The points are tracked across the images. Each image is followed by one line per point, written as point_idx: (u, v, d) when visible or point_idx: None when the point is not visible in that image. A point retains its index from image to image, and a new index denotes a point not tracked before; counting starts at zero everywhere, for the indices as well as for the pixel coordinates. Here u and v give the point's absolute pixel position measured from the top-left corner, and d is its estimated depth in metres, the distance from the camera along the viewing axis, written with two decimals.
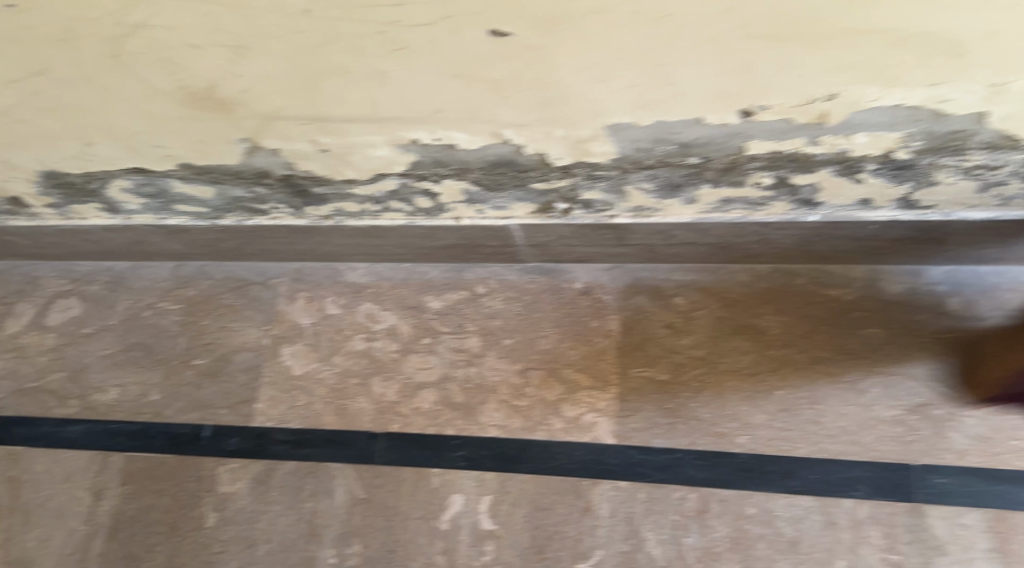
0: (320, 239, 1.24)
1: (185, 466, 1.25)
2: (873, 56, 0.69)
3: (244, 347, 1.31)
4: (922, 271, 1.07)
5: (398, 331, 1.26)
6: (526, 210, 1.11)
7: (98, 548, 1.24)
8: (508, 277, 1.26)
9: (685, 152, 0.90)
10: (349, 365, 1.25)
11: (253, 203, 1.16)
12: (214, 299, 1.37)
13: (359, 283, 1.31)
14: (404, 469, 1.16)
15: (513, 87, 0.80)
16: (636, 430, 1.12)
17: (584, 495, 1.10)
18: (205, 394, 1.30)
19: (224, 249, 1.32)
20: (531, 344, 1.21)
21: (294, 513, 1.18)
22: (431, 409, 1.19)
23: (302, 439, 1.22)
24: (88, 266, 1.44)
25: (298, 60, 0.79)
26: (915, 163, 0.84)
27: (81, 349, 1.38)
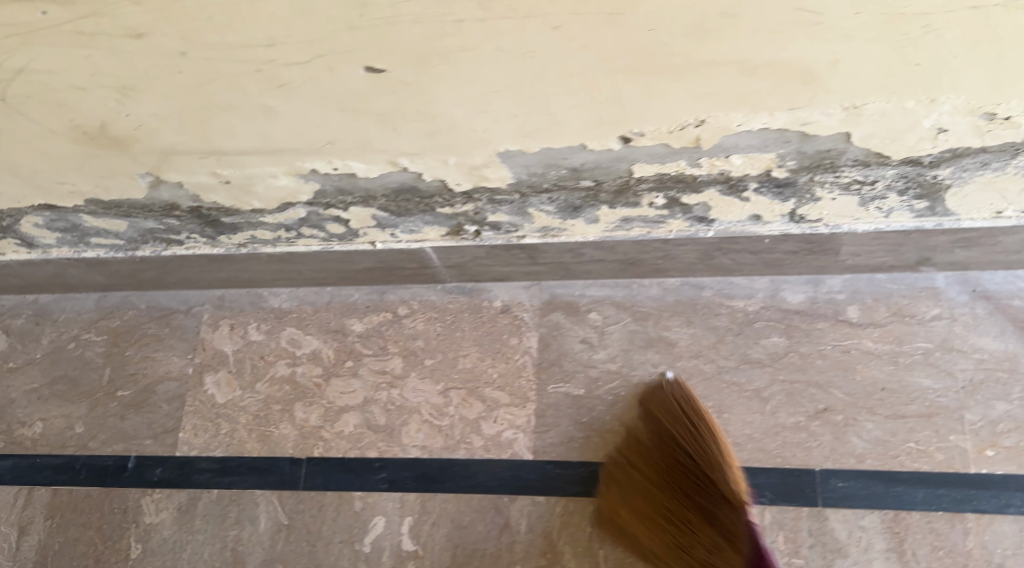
0: (239, 267, 1.25)
1: (110, 498, 1.25)
2: (732, 84, 0.72)
3: (169, 376, 1.31)
4: (822, 280, 1.11)
5: (320, 355, 1.26)
6: (438, 232, 1.12)
7: None
8: (429, 298, 1.27)
9: (577, 176, 0.93)
10: (272, 392, 1.25)
11: (167, 234, 1.16)
12: (138, 329, 1.36)
13: (282, 308, 1.31)
14: (327, 493, 1.17)
15: (399, 120, 0.81)
16: (554, 445, 1.14)
17: (503, 512, 1.11)
18: (130, 425, 1.30)
19: (146, 279, 1.32)
20: (452, 363, 1.22)
21: (218, 542, 1.18)
22: (353, 432, 1.20)
23: (226, 466, 1.23)
24: (13, 300, 1.44)
25: (183, 99, 0.81)
26: (795, 181, 0.88)
27: (6, 384, 1.37)
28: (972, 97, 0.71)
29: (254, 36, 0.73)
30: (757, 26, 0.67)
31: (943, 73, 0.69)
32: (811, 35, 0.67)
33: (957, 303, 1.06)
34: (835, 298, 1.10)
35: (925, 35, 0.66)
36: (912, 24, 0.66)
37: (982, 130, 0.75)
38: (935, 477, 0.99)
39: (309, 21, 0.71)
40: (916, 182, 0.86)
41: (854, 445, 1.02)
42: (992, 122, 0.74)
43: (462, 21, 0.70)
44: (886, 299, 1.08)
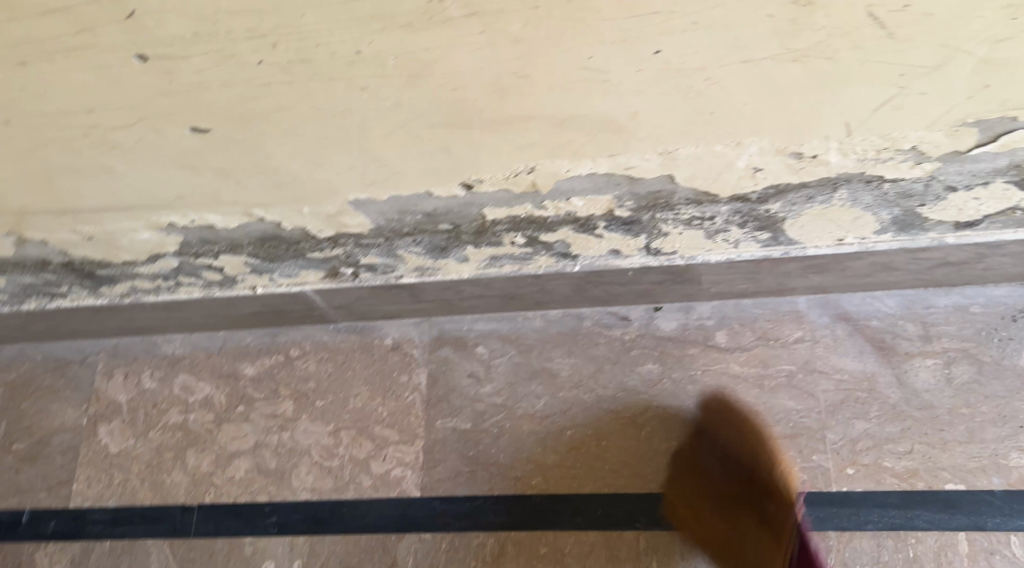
0: (127, 315, 1.25)
1: (5, 553, 1.25)
2: (546, 135, 0.75)
3: (63, 427, 1.31)
4: (693, 307, 1.15)
5: (212, 401, 1.27)
6: (316, 275, 1.14)
7: None
8: (322, 338, 1.28)
9: (433, 220, 0.95)
10: (164, 439, 1.26)
11: (48, 287, 1.17)
12: (34, 380, 1.36)
13: (176, 354, 1.32)
14: (218, 539, 1.19)
15: (240, 174, 0.83)
16: (440, 480, 1.16)
17: (391, 551, 1.13)
18: (24, 478, 1.29)
19: (37, 330, 1.33)
20: (343, 404, 1.23)
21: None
22: (245, 476, 1.22)
23: (119, 516, 1.24)
24: None
25: (22, 162, 0.82)
26: (639, 219, 0.90)
27: None
28: (775, 139, 0.74)
29: (72, 104, 0.74)
30: (552, 83, 0.69)
31: (740, 119, 0.72)
32: (603, 91, 0.70)
33: (818, 325, 1.09)
34: (704, 324, 1.13)
35: (709, 86, 0.69)
36: (695, 77, 0.68)
37: (796, 167, 0.78)
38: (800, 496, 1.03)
39: (121, 89, 0.72)
40: (752, 217, 0.88)
41: None
42: (802, 160, 0.77)
43: (270, 84, 0.71)
44: (752, 323, 1.11)
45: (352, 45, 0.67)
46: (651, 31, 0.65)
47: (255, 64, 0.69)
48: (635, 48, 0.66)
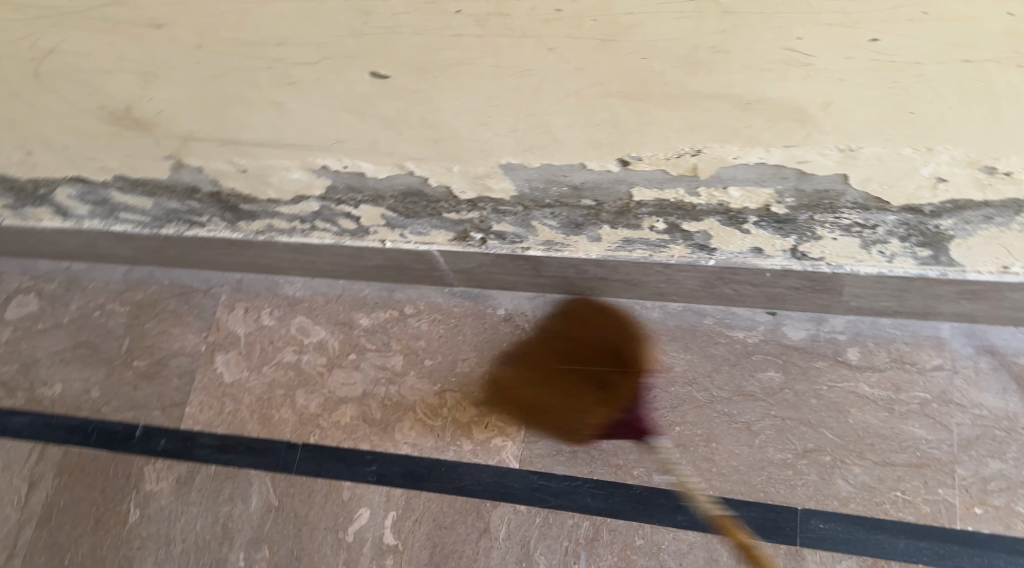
0: (257, 253, 1.32)
1: (115, 463, 1.31)
2: (725, 117, 0.73)
3: (182, 351, 1.38)
4: (825, 318, 1.11)
5: (327, 344, 1.32)
6: (445, 237, 1.14)
7: (28, 535, 1.30)
8: (436, 299, 1.31)
9: (578, 194, 0.93)
10: (277, 376, 1.32)
11: (190, 214, 1.24)
12: (159, 303, 1.43)
13: (296, 296, 1.38)
14: (317, 480, 1.23)
15: (403, 124, 0.85)
16: (541, 456, 1.15)
17: (484, 517, 1.14)
18: (140, 394, 1.36)
19: (170, 256, 1.40)
20: (451, 366, 1.25)
21: (211, 516, 1.24)
22: (350, 423, 1.26)
23: (226, 444, 1.29)
24: (48, 266, 1.53)
25: (201, 89, 0.86)
26: (795, 218, 0.87)
27: (32, 344, 1.46)
28: (970, 148, 0.72)
29: (265, 35, 0.77)
30: (749, 62, 0.68)
31: (936, 123, 0.70)
32: (801, 76, 0.68)
33: (960, 356, 1.05)
34: (836, 338, 1.09)
35: (918, 83, 0.67)
36: (905, 72, 0.67)
37: (984, 183, 0.76)
38: (919, 529, 0.99)
39: (315, 25, 0.74)
40: (918, 230, 0.85)
41: (839, 487, 1.03)
42: (993, 176, 0.75)
43: (460, 35, 0.72)
44: (888, 344, 1.07)
45: (554, 3, 0.68)
46: (873, 17, 0.64)
47: (452, 13, 0.70)
48: (850, 32, 0.65)
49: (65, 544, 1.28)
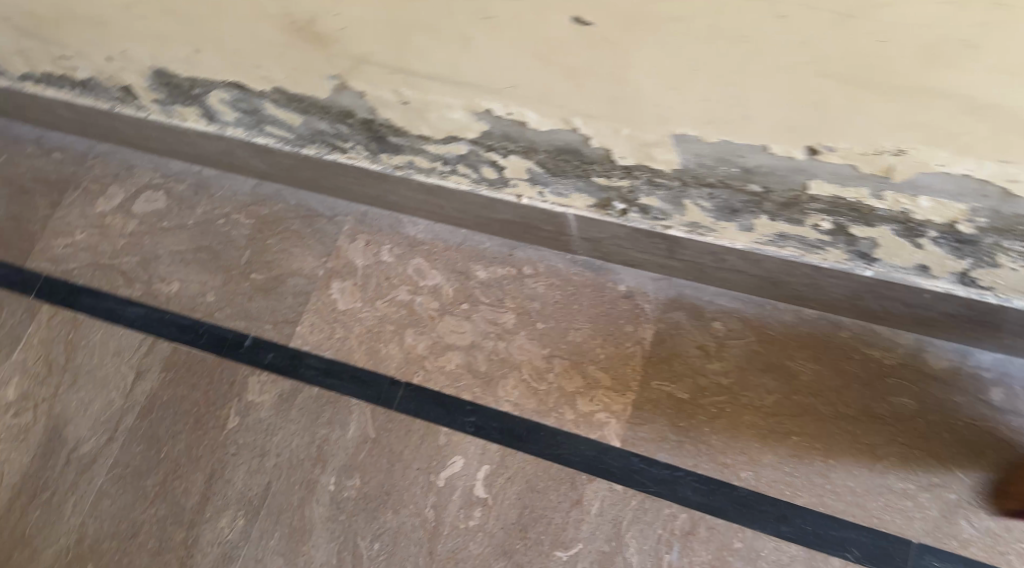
0: (389, 188, 1.36)
1: (221, 368, 1.38)
2: (947, 119, 0.71)
3: (300, 272, 1.44)
4: (971, 354, 1.06)
5: (441, 291, 1.36)
6: (584, 202, 1.11)
7: (128, 422, 1.35)
8: (557, 265, 1.30)
9: (747, 177, 0.88)
10: (389, 312, 1.37)
11: (336, 139, 1.26)
12: (281, 222, 1.50)
13: (417, 238, 1.42)
14: (415, 420, 1.26)
15: (587, 77, 0.83)
16: (644, 440, 1.13)
17: (578, 489, 1.13)
18: (254, 306, 1.43)
19: (302, 178, 1.45)
20: (563, 333, 1.25)
21: (307, 436, 1.28)
22: (455, 369, 1.28)
23: (331, 369, 1.34)
24: (180, 167, 1.61)
25: (391, 12, 0.86)
26: (979, 240, 0.83)
27: (155, 241, 1.53)
28: None
29: None
30: (996, 64, 0.66)
31: None
32: None
33: None
34: (979, 374, 1.05)
35: None
36: None
37: None
38: None
39: None
40: None
41: (961, 528, 0.99)
42: None
43: None
44: None
45: None
46: None
47: None
48: None
49: (162, 437, 1.33)
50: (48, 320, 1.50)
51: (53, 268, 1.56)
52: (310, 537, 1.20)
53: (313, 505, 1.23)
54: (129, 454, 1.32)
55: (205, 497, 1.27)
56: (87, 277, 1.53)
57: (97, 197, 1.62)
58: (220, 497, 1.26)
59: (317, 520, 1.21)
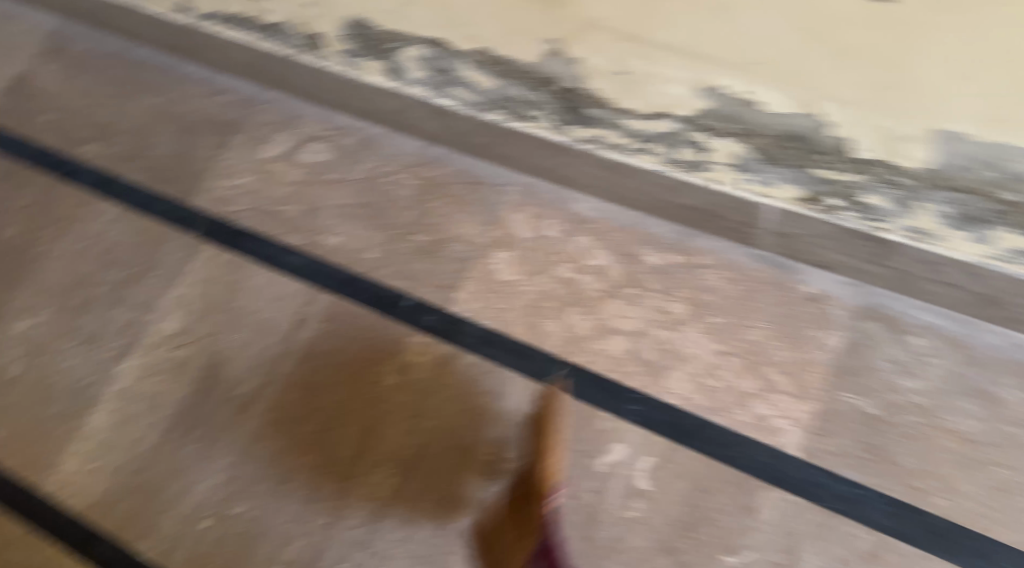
0: (566, 161, 1.31)
1: (380, 325, 1.39)
2: None
3: (461, 238, 1.43)
4: None
5: (607, 271, 1.31)
6: (792, 195, 1.06)
7: (286, 368, 1.39)
8: (736, 258, 1.25)
9: (1004, 185, 0.89)
10: (551, 288, 1.34)
11: (524, 107, 1.23)
12: (445, 185, 1.48)
13: (586, 215, 1.38)
14: (575, 402, 1.23)
15: (864, 56, 0.89)
16: (830, 453, 1.12)
17: (752, 496, 1.11)
18: (415, 267, 1.43)
19: (473, 143, 1.43)
20: (739, 330, 1.20)
21: (462, 403, 1.30)
22: (619, 354, 1.25)
23: (489, 338, 1.34)
24: (346, 121, 1.60)
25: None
26: None
27: (319, 192, 1.54)
28: None
29: None
30: None
31: None
32: None
33: None
34: None
35: None
36: None
37: None
38: None
39: None
40: None
41: None
42: None
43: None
44: None
45: None
46: None
47: None
48: None
49: (319, 385, 1.36)
50: (210, 258, 1.52)
51: (216, 209, 1.58)
52: (464, 506, 1.23)
53: (468, 473, 1.26)
54: (285, 400, 1.36)
55: (359, 451, 1.31)
56: (252, 221, 1.55)
57: (262, 142, 1.63)
58: (373, 453, 1.31)
59: (474, 490, 1.25)
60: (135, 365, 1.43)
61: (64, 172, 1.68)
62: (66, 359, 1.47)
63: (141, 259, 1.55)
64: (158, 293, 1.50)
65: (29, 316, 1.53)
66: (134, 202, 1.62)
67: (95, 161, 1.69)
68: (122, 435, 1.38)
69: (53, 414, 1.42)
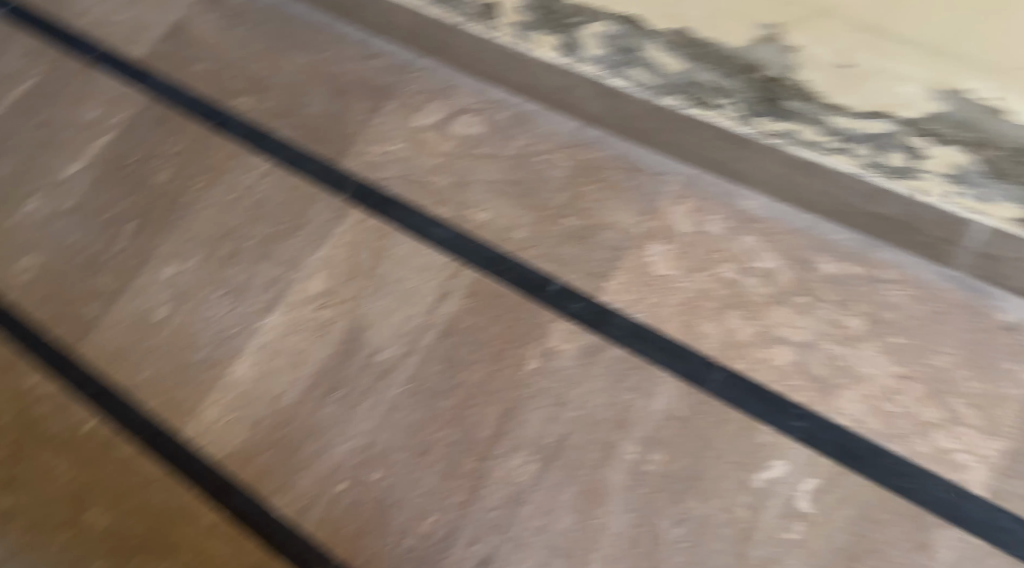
0: (742, 156, 1.26)
1: (526, 307, 1.36)
2: None
3: (614, 225, 1.37)
4: None
5: (775, 276, 1.25)
6: (1006, 212, 1.08)
7: (428, 339, 1.38)
8: (924, 276, 1.21)
9: None
10: (710, 287, 1.27)
11: (711, 95, 1.19)
12: (602, 169, 1.42)
13: (754, 213, 1.30)
14: (733, 411, 1.19)
15: None
16: (1018, 495, 1.09)
17: (927, 532, 1.09)
18: (564, 252, 1.38)
19: (639, 128, 1.36)
20: (923, 353, 1.16)
21: (607, 397, 1.25)
22: (784, 366, 1.20)
23: (640, 333, 1.28)
24: (502, 95, 1.56)
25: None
26: None
27: (470, 166, 1.51)
28: None
29: None
30: None
31: None
32: None
33: None
34: None
35: None
36: None
37: None
38: None
39: None
40: None
41: None
42: None
43: None
44: None
45: None
46: None
47: None
48: None
49: (460, 359, 1.36)
50: (357, 222, 1.51)
51: (365, 173, 1.57)
52: (606, 502, 1.19)
53: (609, 469, 1.21)
54: (427, 372, 1.36)
55: (497, 432, 1.29)
56: (400, 188, 1.53)
57: (415, 110, 1.60)
58: (510, 434, 1.28)
59: (613, 485, 1.20)
60: (280, 322, 1.46)
61: (217, 123, 1.69)
62: (212, 309, 1.49)
63: (289, 216, 1.55)
64: (304, 252, 1.50)
65: (178, 261, 1.55)
66: (284, 158, 1.62)
67: (248, 114, 1.69)
68: (260, 389, 1.42)
69: (200, 361, 1.45)
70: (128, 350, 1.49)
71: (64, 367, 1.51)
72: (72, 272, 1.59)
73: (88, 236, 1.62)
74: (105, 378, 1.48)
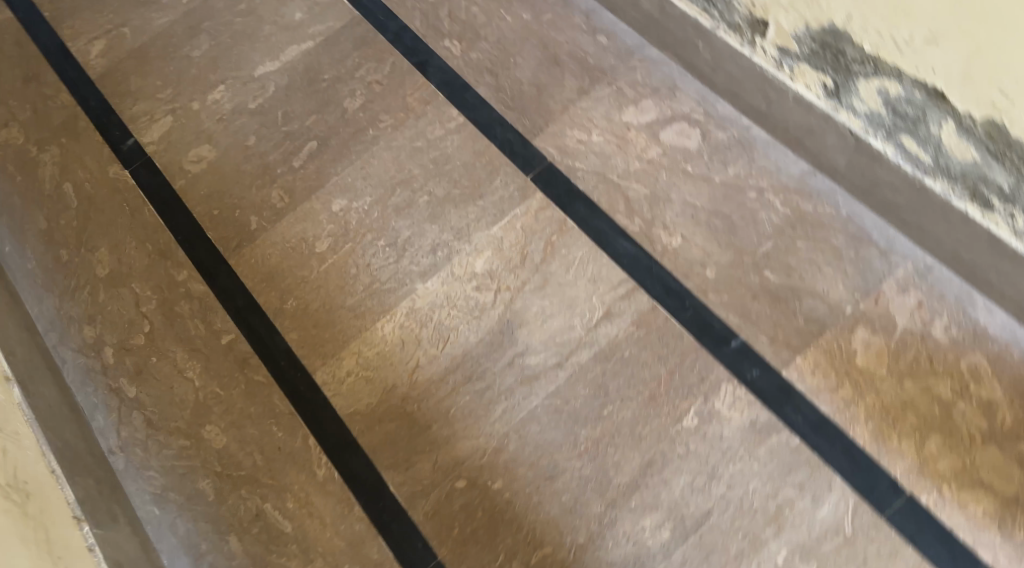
0: (999, 268, 1.13)
1: (696, 357, 1.25)
2: None
3: (821, 297, 1.24)
4: None
5: (995, 410, 1.14)
6: None
7: (583, 358, 1.29)
8: None
9: None
10: (918, 401, 1.17)
11: (995, 195, 1.07)
12: (822, 227, 1.28)
13: (988, 330, 1.18)
14: (907, 546, 1.12)
15: None
16: None
17: None
18: (754, 308, 1.26)
19: (884, 197, 1.23)
20: None
21: (769, 484, 1.17)
22: (977, 515, 1.12)
23: (823, 427, 1.19)
24: (728, 113, 1.39)
25: None
26: None
27: (672, 181, 1.37)
28: None
29: None
30: None
31: None
32: None
33: None
34: None
35: None
36: None
37: None
38: None
39: None
40: None
41: None
42: None
43: None
44: None
45: None
46: None
47: None
48: None
49: (611, 393, 1.26)
50: (537, 209, 1.41)
51: (558, 157, 1.44)
52: None
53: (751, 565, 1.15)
54: (573, 392, 1.27)
55: (635, 483, 1.21)
56: (590, 184, 1.41)
57: (628, 103, 1.44)
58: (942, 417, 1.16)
59: None
60: (435, 292, 1.38)
61: (416, 61, 1.58)
62: (371, 257, 1.43)
63: (469, 181, 1.45)
64: (475, 226, 1.42)
65: (347, 197, 1.49)
66: (477, 118, 1.50)
67: (449, 59, 1.57)
68: (399, 356, 1.35)
69: (347, 307, 1.40)
70: (278, 274, 1.45)
71: (213, 273, 1.48)
72: (239, 177, 1.54)
73: (266, 143, 1.56)
74: (253, 296, 1.45)
